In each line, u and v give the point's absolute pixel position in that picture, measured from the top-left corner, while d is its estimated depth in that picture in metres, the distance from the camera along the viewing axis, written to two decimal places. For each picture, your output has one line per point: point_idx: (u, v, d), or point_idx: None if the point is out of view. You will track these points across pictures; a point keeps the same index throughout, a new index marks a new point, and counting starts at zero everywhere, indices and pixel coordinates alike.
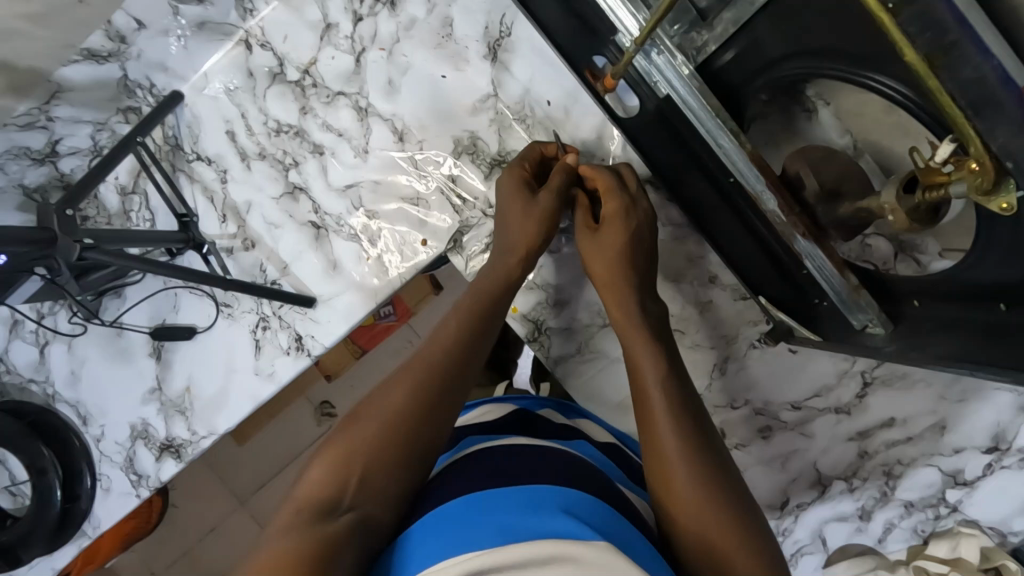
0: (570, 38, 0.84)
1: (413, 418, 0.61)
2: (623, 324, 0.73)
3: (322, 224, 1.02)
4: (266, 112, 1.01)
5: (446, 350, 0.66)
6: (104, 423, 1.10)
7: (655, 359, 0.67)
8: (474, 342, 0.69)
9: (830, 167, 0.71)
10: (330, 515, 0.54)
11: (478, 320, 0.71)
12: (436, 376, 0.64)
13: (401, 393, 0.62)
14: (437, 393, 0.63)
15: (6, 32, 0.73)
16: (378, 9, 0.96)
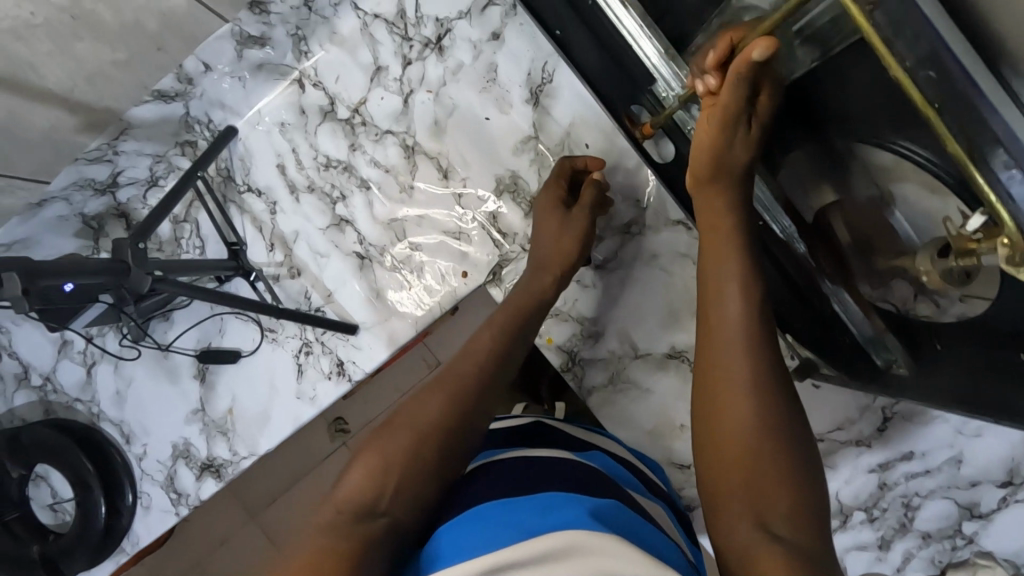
0: (608, 83, 0.87)
1: (452, 425, 0.57)
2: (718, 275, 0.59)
3: (366, 255, 1.07)
4: (317, 147, 1.06)
5: (484, 363, 0.65)
6: (147, 441, 1.14)
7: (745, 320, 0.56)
8: (505, 361, 0.67)
9: (862, 217, 0.62)
10: (365, 520, 0.50)
11: (511, 340, 0.70)
12: (475, 384, 0.62)
13: (441, 400, 0.59)
14: (476, 404, 0.61)
15: (93, 74, 0.79)
16: (427, 53, 1.02)
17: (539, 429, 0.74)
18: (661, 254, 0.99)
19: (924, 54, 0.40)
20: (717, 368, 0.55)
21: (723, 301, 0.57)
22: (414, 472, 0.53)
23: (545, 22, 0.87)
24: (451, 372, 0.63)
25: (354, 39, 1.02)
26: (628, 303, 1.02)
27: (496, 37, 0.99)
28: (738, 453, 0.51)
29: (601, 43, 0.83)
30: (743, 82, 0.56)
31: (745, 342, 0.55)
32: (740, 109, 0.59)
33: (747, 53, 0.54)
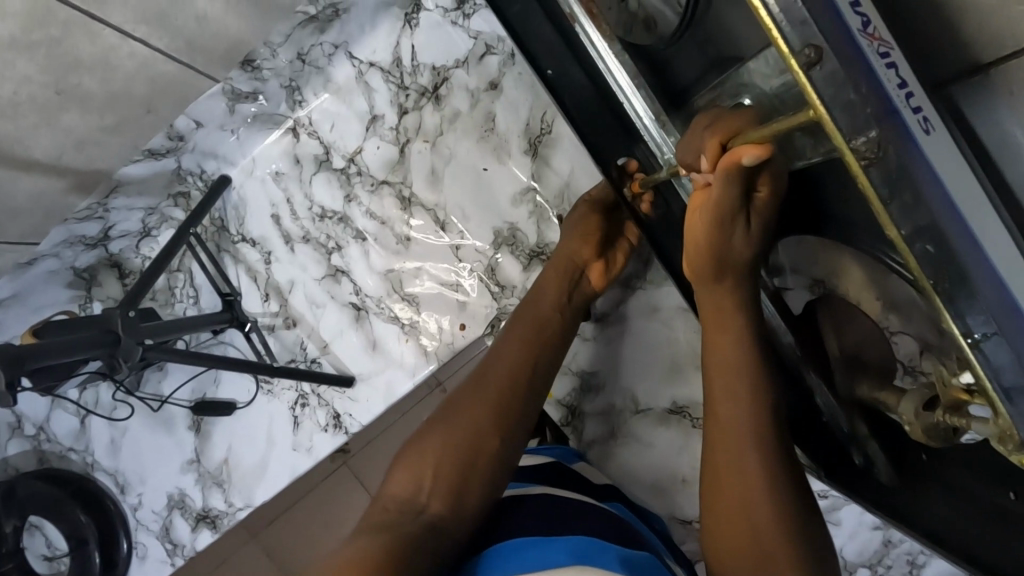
0: (600, 133, 0.78)
1: (488, 435, 0.67)
2: (720, 336, 0.59)
3: (363, 306, 1.06)
4: (312, 197, 1.05)
5: (503, 379, 0.72)
6: (142, 491, 1.12)
7: (746, 388, 0.56)
8: (533, 366, 0.75)
9: (853, 329, 0.60)
10: (410, 513, 0.61)
11: (540, 352, 0.76)
12: (499, 400, 0.70)
13: (467, 415, 0.68)
14: (499, 415, 0.69)
15: (81, 141, 0.77)
16: (423, 102, 0.99)
17: (554, 465, 0.79)
18: (661, 308, 0.97)
19: (923, 222, 0.38)
20: (721, 401, 0.56)
21: (725, 334, 0.59)
22: (455, 474, 0.64)
23: (538, 65, 0.78)
24: (485, 382, 0.72)
25: (349, 88, 1.00)
26: (628, 357, 1.00)
27: (494, 87, 0.96)
28: (740, 488, 0.53)
29: (599, 92, 0.77)
30: (732, 183, 0.53)
31: (747, 373, 0.56)
32: (733, 204, 0.55)
33: (735, 156, 0.51)
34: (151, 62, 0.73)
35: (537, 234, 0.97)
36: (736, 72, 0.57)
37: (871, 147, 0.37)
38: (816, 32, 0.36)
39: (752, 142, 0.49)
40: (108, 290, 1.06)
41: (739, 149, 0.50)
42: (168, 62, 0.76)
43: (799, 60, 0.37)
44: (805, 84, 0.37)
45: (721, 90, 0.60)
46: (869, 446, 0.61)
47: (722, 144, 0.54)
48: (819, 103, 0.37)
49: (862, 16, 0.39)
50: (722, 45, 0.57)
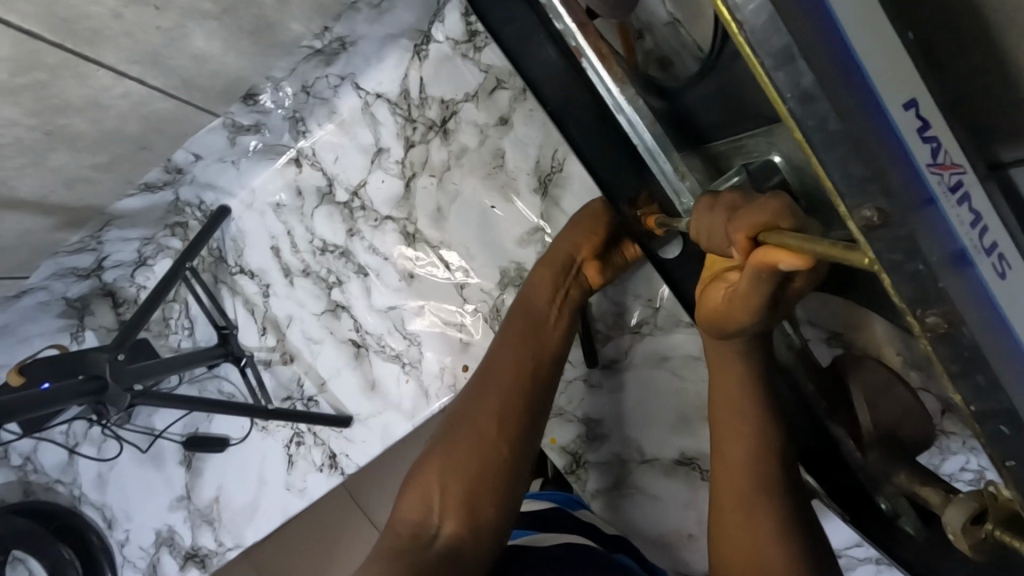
0: (612, 170, 0.68)
1: (490, 444, 0.65)
2: (723, 371, 0.55)
3: (362, 343, 1.02)
4: (313, 231, 1.02)
5: (511, 392, 0.69)
6: (130, 527, 1.09)
7: (755, 424, 0.54)
8: (535, 367, 0.71)
9: (886, 403, 0.55)
10: (422, 539, 0.60)
11: (551, 357, 0.73)
12: (507, 417, 0.67)
13: (475, 432, 0.66)
14: (508, 433, 0.66)
15: (75, 179, 0.76)
16: (431, 136, 0.95)
17: (562, 515, 0.78)
18: (671, 356, 0.93)
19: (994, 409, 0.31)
20: (727, 441, 0.54)
21: (726, 375, 0.55)
22: (462, 492, 0.62)
23: (542, 98, 0.68)
24: (481, 391, 0.69)
25: (355, 120, 0.96)
26: (636, 407, 0.96)
27: (504, 122, 0.92)
28: (747, 527, 0.51)
29: (608, 124, 0.68)
30: (763, 282, 0.41)
31: (752, 411, 0.54)
32: (760, 299, 0.44)
33: (770, 258, 0.39)
34: (145, 101, 0.72)
35: None
36: (759, 126, 0.55)
37: (943, 321, 0.29)
38: (874, 190, 0.29)
39: (788, 249, 0.37)
40: (100, 319, 1.04)
41: (774, 253, 0.38)
42: (164, 100, 0.74)
43: (856, 220, 0.29)
44: (859, 237, 0.29)
45: (747, 142, 0.57)
46: (900, 507, 0.53)
47: (750, 236, 0.41)
48: (877, 253, 0.29)
49: (932, 141, 0.34)
50: (741, 99, 0.55)
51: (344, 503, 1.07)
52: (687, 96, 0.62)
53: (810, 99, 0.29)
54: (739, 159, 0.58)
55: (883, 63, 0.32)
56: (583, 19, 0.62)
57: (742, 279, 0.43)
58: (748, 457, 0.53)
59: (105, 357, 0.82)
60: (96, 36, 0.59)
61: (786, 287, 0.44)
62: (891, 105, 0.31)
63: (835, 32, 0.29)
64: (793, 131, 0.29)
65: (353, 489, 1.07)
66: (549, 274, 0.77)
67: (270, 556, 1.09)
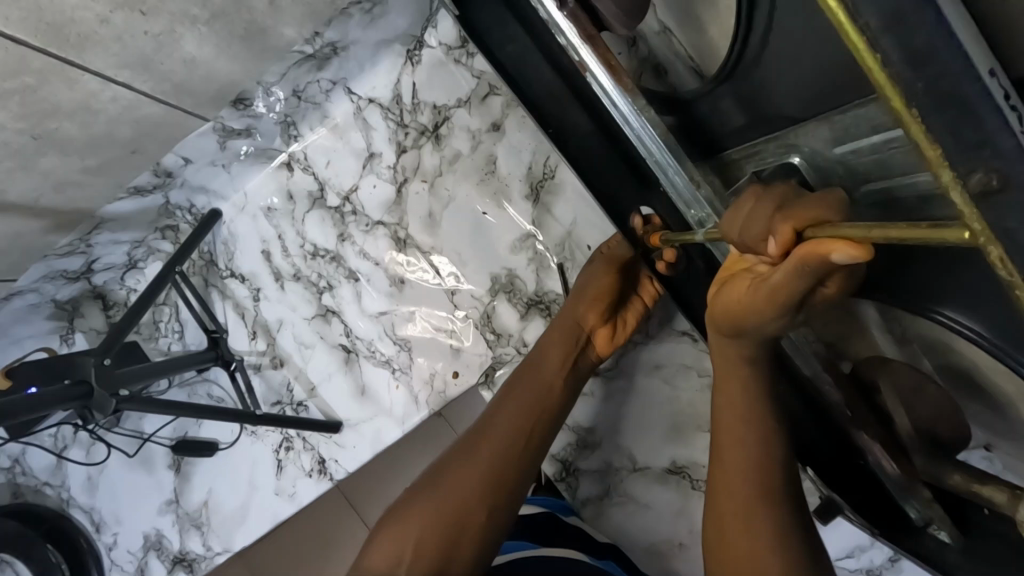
0: (611, 183, 0.70)
1: (478, 497, 0.63)
2: (729, 381, 0.55)
3: (353, 348, 1.02)
4: (304, 235, 1.01)
5: (503, 450, 0.67)
6: (118, 531, 1.08)
7: (758, 431, 0.53)
8: (531, 434, 0.70)
9: (921, 404, 0.53)
10: None
11: (544, 419, 0.72)
12: (497, 476, 0.65)
13: (465, 485, 0.64)
14: (496, 494, 0.65)
15: (63, 182, 0.75)
16: (423, 142, 0.95)
17: (553, 522, 0.80)
18: (663, 365, 0.93)
19: None
20: (729, 449, 0.53)
21: (735, 385, 0.54)
22: (439, 537, 0.60)
23: (543, 119, 0.69)
24: (477, 442, 0.68)
25: (347, 124, 0.96)
26: (627, 416, 0.95)
27: (496, 129, 0.92)
28: (748, 537, 0.49)
29: (609, 138, 0.69)
30: (806, 274, 0.39)
31: (755, 422, 0.53)
32: (792, 297, 0.42)
33: (823, 248, 0.37)
34: (135, 105, 0.71)
35: (536, 282, 0.93)
36: (780, 130, 0.54)
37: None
38: (968, 145, 0.27)
39: (845, 239, 0.36)
40: (91, 321, 1.03)
41: (832, 242, 0.36)
42: (154, 104, 0.73)
43: (967, 186, 0.27)
44: (966, 206, 0.27)
45: (763, 149, 0.57)
46: (933, 511, 0.56)
47: (797, 229, 0.41)
48: (982, 222, 0.27)
49: (997, 81, 0.28)
50: (760, 101, 0.55)
51: (338, 505, 1.05)
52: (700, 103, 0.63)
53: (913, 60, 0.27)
54: (753, 164, 0.59)
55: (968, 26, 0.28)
56: (590, 31, 0.61)
57: (780, 271, 0.41)
58: (751, 463, 0.52)
59: (92, 363, 0.82)
60: (84, 41, 0.59)
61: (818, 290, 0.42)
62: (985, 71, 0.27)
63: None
64: (892, 96, 0.28)
65: (349, 490, 1.05)
66: (559, 336, 0.78)
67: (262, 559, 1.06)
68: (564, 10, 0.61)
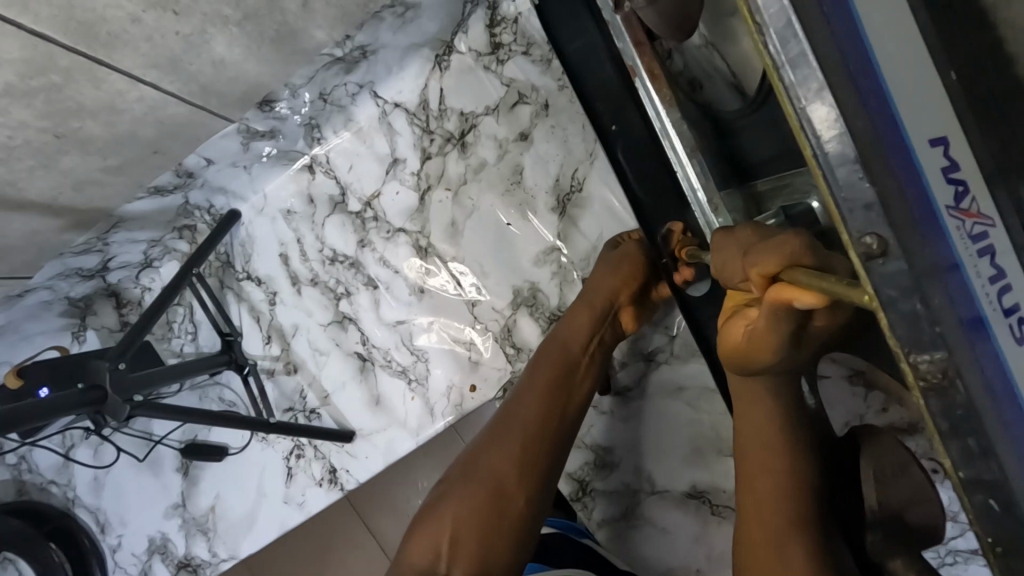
0: (652, 195, 0.70)
1: (511, 487, 0.61)
2: (750, 406, 0.51)
3: (369, 357, 1.00)
4: (324, 240, 0.99)
5: (531, 428, 0.64)
6: (123, 532, 1.06)
7: (782, 450, 0.49)
8: (559, 418, 0.66)
9: (896, 483, 0.48)
10: None
11: (570, 394, 0.68)
12: (523, 455, 0.63)
13: (502, 468, 0.62)
14: (531, 477, 0.62)
15: (85, 182, 0.74)
16: (448, 148, 0.93)
17: (562, 542, 0.77)
18: (686, 387, 0.90)
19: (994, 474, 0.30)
20: (756, 475, 0.49)
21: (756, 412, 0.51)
22: (476, 534, 0.59)
23: None
24: (503, 430, 0.65)
25: (371, 128, 0.93)
26: (645, 438, 0.93)
27: (524, 138, 0.90)
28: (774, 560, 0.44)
29: (656, 151, 0.69)
30: (782, 319, 0.41)
31: (780, 440, 0.49)
32: (783, 336, 0.42)
33: (786, 297, 0.38)
34: (160, 105, 0.69)
35: (559, 297, 0.91)
36: (805, 168, 0.55)
37: (935, 371, 0.30)
38: (894, 223, 0.31)
39: (803, 286, 0.37)
40: (103, 319, 1.00)
41: (790, 291, 0.38)
42: (180, 105, 0.72)
43: (858, 249, 0.30)
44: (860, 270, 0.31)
45: (791, 181, 0.57)
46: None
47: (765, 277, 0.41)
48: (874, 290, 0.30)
49: (957, 184, 0.35)
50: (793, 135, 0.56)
51: (346, 515, 1.03)
52: (736, 128, 0.63)
53: (860, 142, 0.31)
54: (783, 198, 0.58)
55: (921, 103, 0.34)
56: (641, 38, 0.62)
57: (759, 317, 0.42)
58: (775, 481, 0.48)
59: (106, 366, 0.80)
60: (113, 40, 0.57)
61: (808, 322, 0.42)
62: (921, 143, 0.33)
63: (876, 73, 0.32)
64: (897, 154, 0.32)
65: (359, 501, 1.03)
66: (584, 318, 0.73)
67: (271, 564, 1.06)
68: (619, 14, 0.62)
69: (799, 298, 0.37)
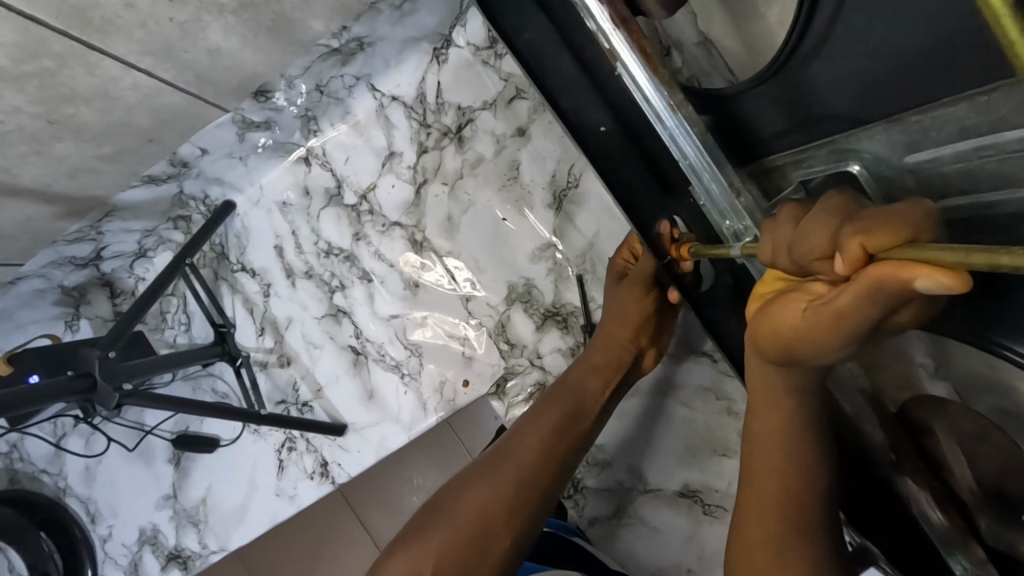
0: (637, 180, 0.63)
1: (508, 517, 0.59)
2: (766, 403, 0.46)
3: (362, 351, 1.00)
4: (319, 232, 0.99)
5: (542, 451, 0.64)
6: (113, 523, 1.06)
7: (797, 454, 0.45)
8: (567, 450, 0.66)
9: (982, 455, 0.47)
10: None
11: (579, 428, 0.68)
12: (531, 479, 0.62)
13: (513, 480, 0.61)
14: (536, 493, 0.61)
15: (82, 170, 0.74)
16: (445, 143, 0.92)
17: (552, 537, 0.77)
18: (679, 385, 0.90)
19: None
20: (763, 478, 0.45)
21: (774, 414, 0.45)
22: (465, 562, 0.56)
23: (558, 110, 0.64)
24: (508, 459, 0.63)
25: (368, 122, 0.93)
26: (641, 435, 0.92)
27: (521, 134, 0.89)
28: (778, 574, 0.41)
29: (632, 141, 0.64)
30: (871, 304, 0.33)
31: (800, 445, 0.45)
32: (863, 325, 0.35)
33: (905, 272, 0.30)
34: (155, 93, 0.69)
35: (554, 293, 0.91)
36: (833, 135, 0.52)
37: None
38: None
39: (930, 262, 0.29)
40: (97, 308, 1.01)
41: (908, 267, 0.30)
42: (176, 93, 0.71)
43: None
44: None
45: (812, 153, 0.54)
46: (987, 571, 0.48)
47: (867, 247, 0.33)
48: None
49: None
50: (810, 104, 0.52)
51: (338, 507, 1.04)
52: (740, 106, 0.58)
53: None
54: (800, 171, 0.55)
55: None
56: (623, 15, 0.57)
57: (840, 294, 0.35)
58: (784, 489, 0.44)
59: (96, 355, 0.80)
60: (106, 25, 0.56)
61: (891, 317, 0.35)
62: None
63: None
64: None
65: (352, 493, 1.04)
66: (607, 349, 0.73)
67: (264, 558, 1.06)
68: None
69: (917, 279, 0.30)
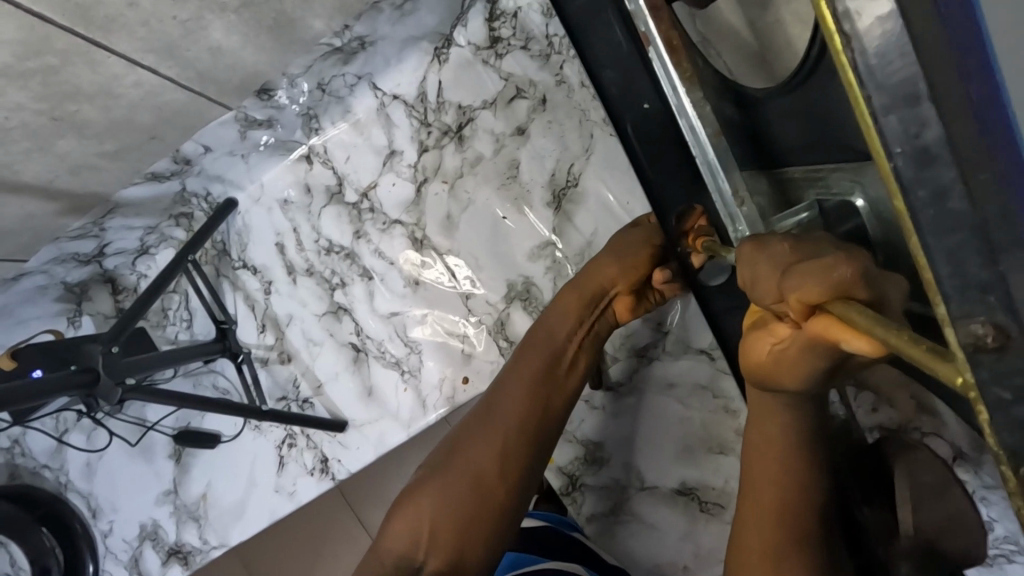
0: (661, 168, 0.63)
1: (492, 478, 0.61)
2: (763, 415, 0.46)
3: (362, 348, 1.01)
4: (319, 230, 1.00)
5: (519, 411, 0.66)
6: (114, 518, 1.07)
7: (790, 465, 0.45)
8: (544, 404, 0.67)
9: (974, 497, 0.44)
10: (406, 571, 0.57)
11: (557, 381, 0.69)
12: (508, 439, 0.64)
13: (491, 441, 0.64)
14: (518, 453, 0.63)
15: (85, 167, 0.75)
16: (446, 141, 0.93)
17: (550, 532, 0.77)
18: (677, 384, 0.90)
19: None
20: (758, 485, 0.46)
21: (770, 426, 0.45)
22: (456, 532, 0.59)
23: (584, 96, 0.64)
24: (485, 423, 0.66)
25: (369, 120, 0.94)
26: (639, 432, 0.93)
27: (520, 133, 0.90)
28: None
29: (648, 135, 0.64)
30: (822, 351, 0.37)
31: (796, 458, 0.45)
32: (823, 365, 0.39)
33: (837, 332, 0.34)
34: (158, 90, 0.70)
35: (553, 291, 0.91)
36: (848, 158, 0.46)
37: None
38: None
39: (854, 326, 0.32)
40: (99, 305, 1.01)
41: (839, 329, 0.33)
42: (178, 91, 0.72)
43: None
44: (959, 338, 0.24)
45: (828, 174, 0.49)
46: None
47: (806, 301, 0.36)
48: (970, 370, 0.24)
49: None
50: (826, 123, 0.46)
51: (336, 505, 1.04)
52: (766, 108, 0.54)
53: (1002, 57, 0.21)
54: (815, 189, 0.51)
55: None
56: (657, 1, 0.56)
57: (796, 341, 0.38)
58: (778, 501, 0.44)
59: (99, 349, 0.80)
60: (110, 22, 0.57)
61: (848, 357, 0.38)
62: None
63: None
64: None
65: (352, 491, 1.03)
66: (578, 301, 0.73)
67: (264, 554, 1.06)
68: None
69: (844, 338, 0.33)
